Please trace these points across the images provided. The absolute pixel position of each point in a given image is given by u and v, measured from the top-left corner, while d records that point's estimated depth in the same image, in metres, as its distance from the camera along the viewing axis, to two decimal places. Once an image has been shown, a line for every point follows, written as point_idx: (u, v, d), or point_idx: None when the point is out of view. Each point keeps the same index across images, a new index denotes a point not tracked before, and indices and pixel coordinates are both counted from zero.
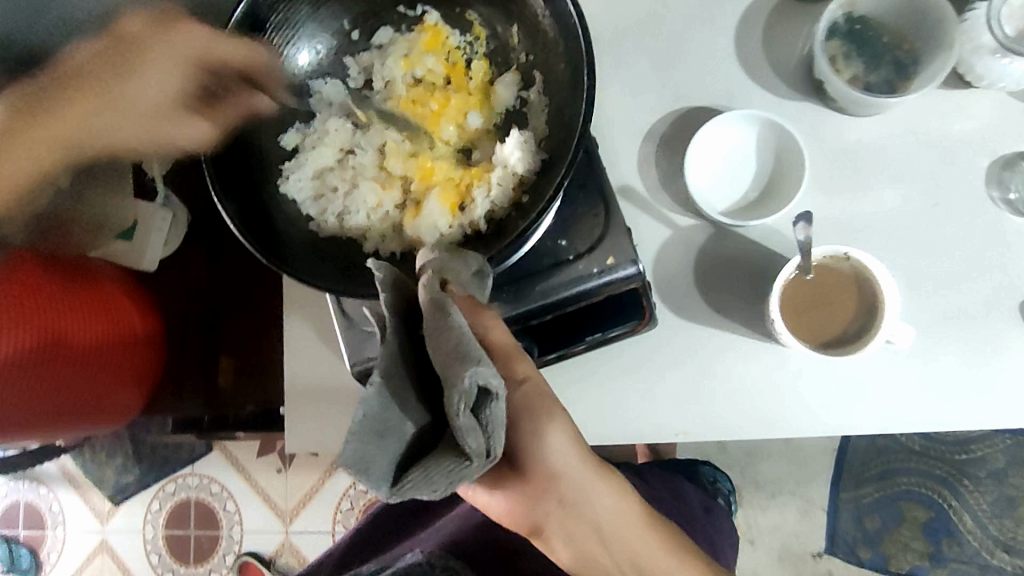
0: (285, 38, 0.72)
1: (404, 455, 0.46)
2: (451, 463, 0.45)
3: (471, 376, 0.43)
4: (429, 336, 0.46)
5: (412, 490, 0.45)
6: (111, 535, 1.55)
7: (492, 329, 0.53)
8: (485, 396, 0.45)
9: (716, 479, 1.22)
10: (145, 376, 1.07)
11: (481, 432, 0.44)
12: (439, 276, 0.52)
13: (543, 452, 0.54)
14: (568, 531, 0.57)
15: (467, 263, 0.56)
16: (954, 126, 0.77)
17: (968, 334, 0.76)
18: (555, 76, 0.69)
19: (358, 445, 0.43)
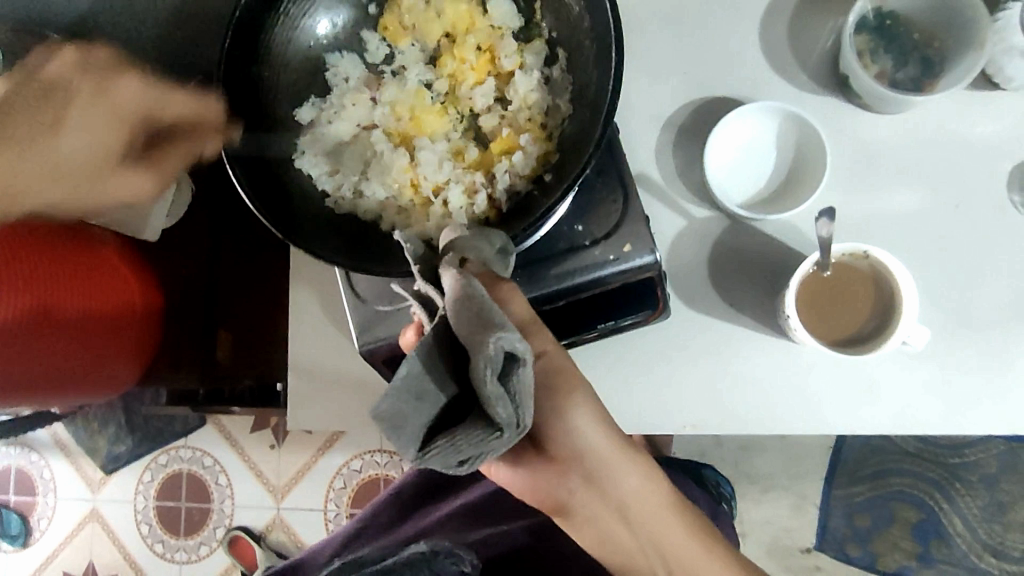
0: (302, 8, 0.70)
1: (434, 421, 0.46)
2: (480, 433, 0.44)
3: (498, 343, 0.42)
4: (454, 305, 0.46)
5: (442, 454, 0.45)
6: (101, 503, 1.55)
7: (513, 301, 0.52)
8: (512, 363, 0.44)
9: (719, 482, 1.23)
10: (143, 350, 1.05)
11: (509, 400, 0.44)
12: (458, 257, 0.51)
13: (557, 436, 0.54)
14: (576, 517, 0.57)
15: (494, 241, 0.53)
16: (977, 127, 0.76)
17: (979, 338, 0.75)
18: (580, 54, 0.67)
19: (395, 403, 0.44)
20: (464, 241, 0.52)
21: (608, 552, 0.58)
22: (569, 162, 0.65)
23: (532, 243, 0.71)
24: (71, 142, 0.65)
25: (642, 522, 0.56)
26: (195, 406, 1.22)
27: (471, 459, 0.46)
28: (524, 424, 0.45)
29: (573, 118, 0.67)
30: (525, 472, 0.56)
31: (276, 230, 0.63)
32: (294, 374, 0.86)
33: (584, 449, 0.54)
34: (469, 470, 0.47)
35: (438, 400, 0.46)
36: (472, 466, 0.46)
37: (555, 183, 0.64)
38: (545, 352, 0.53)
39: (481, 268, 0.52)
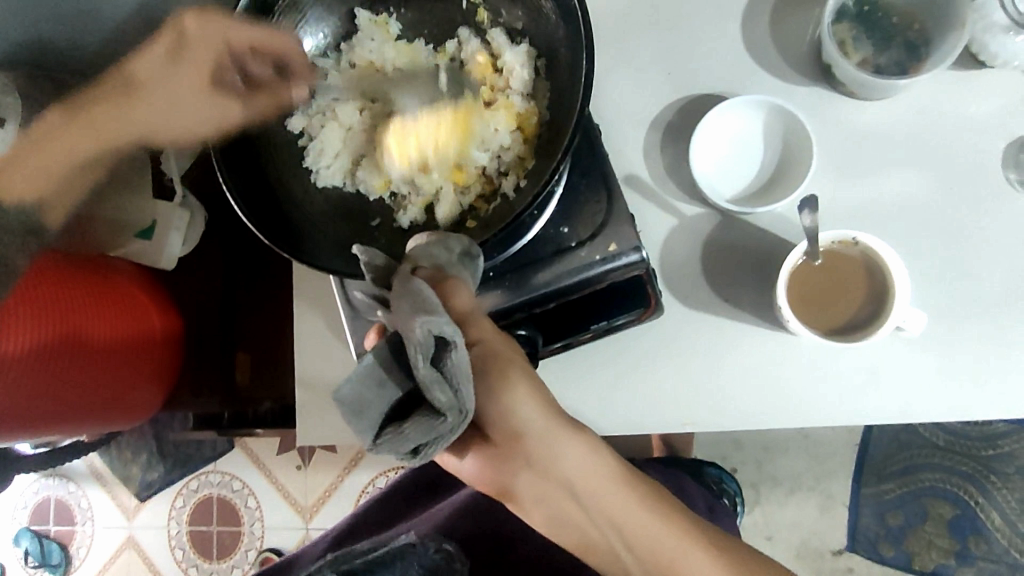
0: (292, 20, 0.74)
1: (390, 413, 0.51)
2: (427, 419, 0.49)
3: (422, 327, 0.48)
4: (396, 300, 0.52)
5: (393, 443, 0.50)
6: (137, 530, 1.59)
7: (454, 296, 0.56)
8: (445, 347, 0.50)
9: (722, 479, 1.22)
10: (161, 374, 1.11)
11: (447, 384, 0.49)
12: (411, 263, 0.58)
13: (534, 429, 0.55)
14: (556, 513, 0.59)
15: (451, 246, 0.60)
16: (969, 108, 0.76)
17: (985, 322, 0.74)
18: (557, 62, 0.70)
19: (355, 387, 0.51)
20: (418, 249, 0.59)
21: (589, 544, 0.59)
22: (545, 167, 0.68)
23: (519, 248, 0.72)
24: (187, 113, 0.69)
25: (619, 515, 0.56)
26: (219, 429, 1.28)
27: (424, 446, 0.50)
28: (468, 407, 0.50)
29: (550, 125, 0.70)
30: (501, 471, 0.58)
31: (267, 239, 0.65)
32: (303, 390, 0.88)
33: (553, 440, 0.56)
34: (425, 461, 0.52)
35: (391, 394, 0.51)
36: (426, 455, 0.51)
37: (532, 187, 0.67)
38: (481, 340, 0.56)
39: (433, 269, 0.58)
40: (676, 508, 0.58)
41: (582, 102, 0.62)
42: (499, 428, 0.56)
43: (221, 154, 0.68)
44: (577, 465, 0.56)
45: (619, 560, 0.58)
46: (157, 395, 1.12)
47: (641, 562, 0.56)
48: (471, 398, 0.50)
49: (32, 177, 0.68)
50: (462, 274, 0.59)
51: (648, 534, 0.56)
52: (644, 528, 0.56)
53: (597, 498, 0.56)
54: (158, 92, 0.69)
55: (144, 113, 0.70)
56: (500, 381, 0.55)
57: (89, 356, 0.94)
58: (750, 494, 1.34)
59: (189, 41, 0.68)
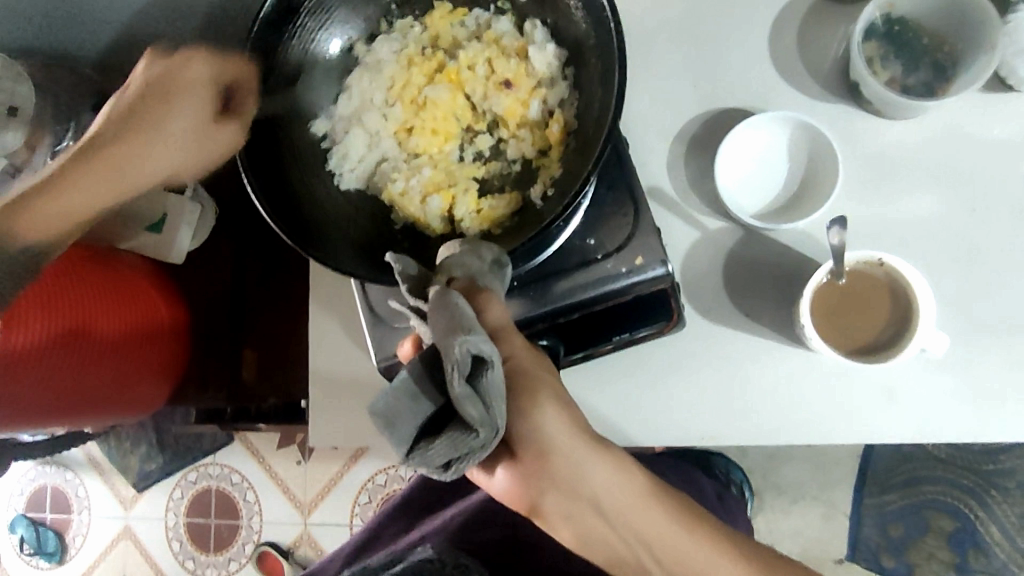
0: (318, 21, 0.72)
1: (422, 427, 0.52)
2: (459, 435, 0.50)
3: (461, 345, 0.48)
4: (431, 314, 0.52)
5: (424, 459, 0.51)
6: (135, 521, 1.58)
7: (486, 309, 0.56)
8: (480, 366, 0.50)
9: (729, 471, 1.24)
10: (166, 369, 1.10)
11: (481, 401, 0.49)
12: (445, 275, 0.59)
13: (564, 446, 0.56)
14: (582, 531, 0.58)
15: (482, 255, 0.61)
16: (993, 130, 0.76)
17: (1002, 343, 0.74)
18: (586, 70, 0.69)
19: (389, 400, 0.51)
20: (452, 260, 0.60)
21: (615, 556, 0.59)
22: (573, 177, 0.67)
23: (544, 259, 0.73)
24: (166, 147, 0.62)
25: (641, 527, 0.58)
26: (222, 424, 1.26)
27: (455, 461, 0.51)
28: (500, 425, 0.50)
29: (579, 134, 0.69)
30: (530, 487, 0.57)
31: (292, 242, 0.65)
32: (316, 391, 0.87)
33: (580, 457, 0.56)
34: (455, 476, 0.53)
35: (425, 409, 0.51)
36: (457, 468, 0.52)
37: (560, 197, 0.67)
38: (512, 356, 0.56)
39: (467, 281, 0.58)
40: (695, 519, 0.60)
41: (613, 115, 0.62)
42: (530, 446, 0.56)
43: (247, 155, 0.67)
44: (602, 484, 0.57)
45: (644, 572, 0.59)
46: (160, 390, 1.11)
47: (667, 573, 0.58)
48: (503, 415, 0.51)
49: (31, 224, 0.61)
50: (495, 284, 0.60)
51: (670, 543, 0.58)
52: (665, 538, 0.58)
53: (620, 511, 0.57)
54: (159, 128, 0.61)
55: (145, 154, 0.62)
56: (529, 398, 0.55)
57: (96, 346, 0.93)
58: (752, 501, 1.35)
59: (177, 75, 0.62)
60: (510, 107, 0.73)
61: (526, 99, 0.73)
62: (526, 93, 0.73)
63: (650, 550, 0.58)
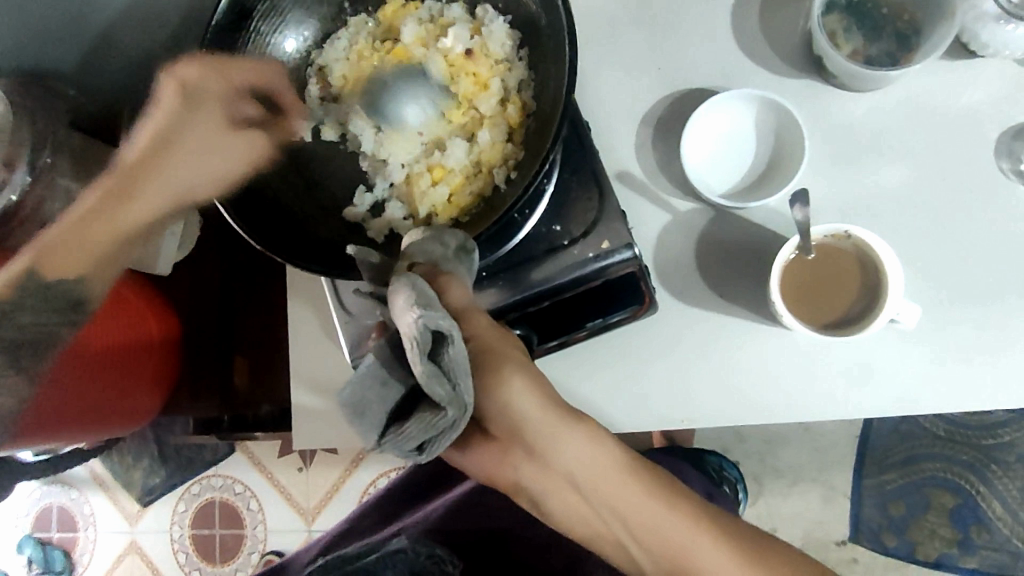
0: (273, 24, 0.73)
1: (391, 413, 0.52)
2: (428, 416, 0.49)
3: (418, 321, 0.48)
4: (393, 297, 0.53)
5: (396, 443, 0.50)
6: (140, 535, 1.59)
7: (449, 291, 0.57)
8: (441, 343, 0.49)
9: (722, 467, 1.22)
10: (156, 378, 1.10)
11: (446, 380, 0.48)
12: (405, 261, 0.59)
13: (536, 428, 0.55)
14: (557, 507, 0.58)
15: (446, 241, 0.60)
16: (961, 98, 0.75)
17: (982, 311, 0.74)
18: (540, 50, 0.69)
19: (356, 389, 0.52)
20: (414, 246, 0.59)
21: (595, 534, 0.58)
22: (533, 156, 0.66)
23: (510, 248, 0.72)
24: (196, 160, 0.64)
25: (619, 502, 0.55)
26: (219, 433, 1.22)
27: (427, 444, 0.50)
28: (468, 404, 0.49)
29: (537, 114, 0.69)
30: (503, 463, 0.58)
31: (262, 246, 0.65)
32: (301, 393, 0.87)
33: (549, 431, 0.55)
34: (430, 459, 0.51)
35: (393, 392, 0.52)
36: (431, 450, 0.50)
37: (521, 178, 0.66)
38: (474, 336, 0.57)
39: (428, 265, 0.58)
40: (684, 499, 0.57)
41: (567, 92, 0.62)
42: (499, 424, 0.56)
43: None
44: (575, 458, 0.55)
45: (623, 549, 0.57)
46: (151, 399, 1.12)
47: (649, 553, 0.55)
48: (472, 393, 0.49)
49: (62, 262, 0.66)
50: (459, 269, 0.59)
51: (648, 521, 0.55)
52: (644, 514, 0.55)
53: (595, 486, 0.55)
54: (181, 139, 0.64)
55: (174, 172, 0.64)
56: (493, 375, 0.55)
57: (85, 361, 0.93)
58: (752, 487, 1.34)
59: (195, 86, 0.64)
60: (467, 87, 0.73)
61: (484, 77, 0.73)
62: (484, 72, 0.73)
63: (627, 527, 0.56)
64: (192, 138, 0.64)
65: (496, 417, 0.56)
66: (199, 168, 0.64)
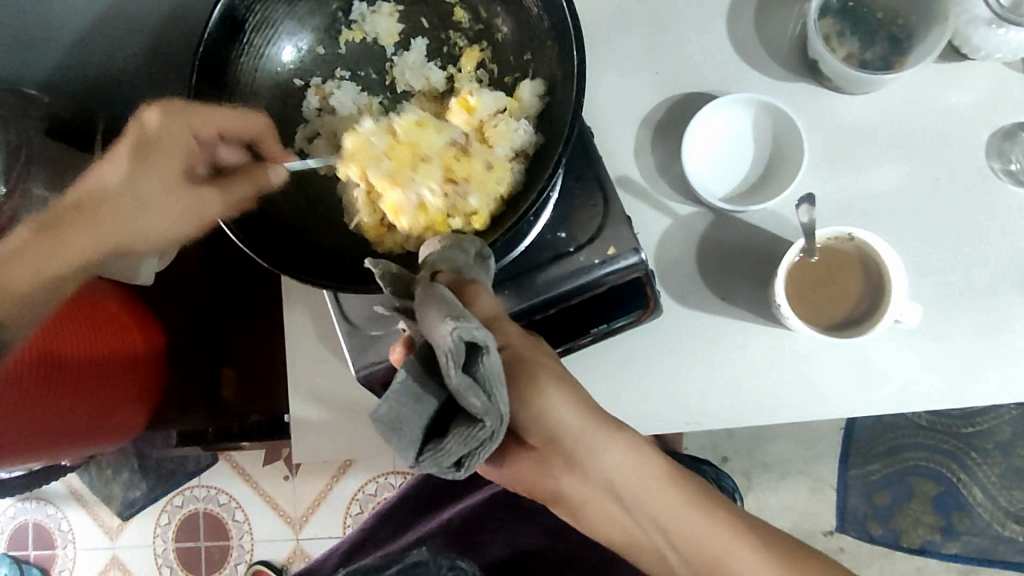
0: (265, 36, 0.69)
1: (427, 429, 0.52)
2: (466, 430, 0.50)
3: (455, 333, 0.47)
4: (423, 307, 0.52)
5: (435, 460, 0.51)
6: (121, 550, 1.54)
7: (477, 301, 0.56)
8: (476, 352, 0.49)
9: (719, 477, 1.21)
10: (146, 395, 1.06)
11: (481, 390, 0.49)
12: (432, 269, 0.57)
13: (570, 434, 0.55)
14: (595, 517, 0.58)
15: (466, 248, 0.60)
16: (951, 100, 0.77)
17: (973, 309, 0.75)
18: (544, 54, 0.67)
19: (391, 405, 0.51)
20: (437, 254, 0.58)
21: (627, 541, 0.58)
22: (541, 163, 0.65)
23: (516, 255, 0.72)
24: (151, 220, 0.68)
25: (658, 510, 0.56)
26: (204, 445, 1.20)
27: (466, 458, 0.51)
28: (504, 411, 0.50)
29: (542, 120, 0.68)
30: (542, 473, 0.58)
31: (269, 264, 0.63)
32: (297, 405, 0.85)
33: (591, 441, 0.55)
34: (468, 472, 0.53)
35: (429, 407, 0.51)
36: (469, 466, 0.52)
37: (532, 183, 0.65)
38: (509, 345, 0.56)
39: (453, 274, 0.57)
40: (713, 504, 0.57)
41: (576, 99, 0.61)
42: (537, 432, 0.56)
43: None
44: (616, 469, 0.56)
45: (665, 560, 0.57)
46: (141, 417, 1.07)
47: (686, 561, 0.56)
48: (506, 399, 0.50)
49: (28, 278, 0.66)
50: (481, 276, 0.59)
51: (686, 526, 0.55)
52: (681, 521, 0.56)
53: (635, 496, 0.56)
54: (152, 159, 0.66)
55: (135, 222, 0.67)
56: (529, 385, 0.54)
57: (67, 380, 0.91)
58: (742, 481, 1.36)
59: (155, 131, 0.66)
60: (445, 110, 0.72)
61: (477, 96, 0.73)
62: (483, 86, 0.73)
63: (668, 536, 0.56)
64: (177, 134, 0.65)
65: (533, 425, 0.56)
66: (138, 225, 0.68)
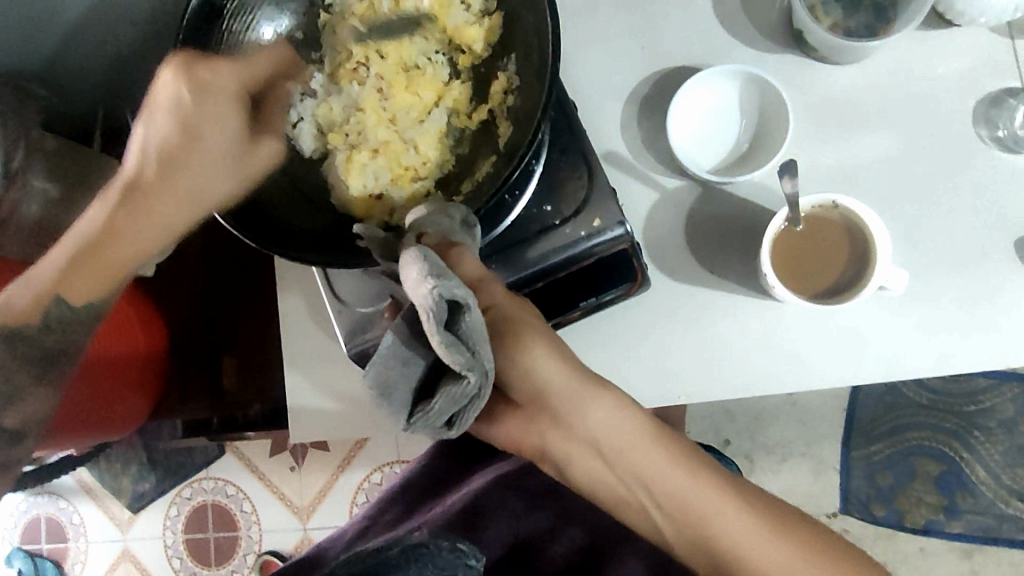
0: (244, 22, 0.69)
1: (417, 391, 0.54)
2: (453, 388, 0.51)
3: (434, 292, 0.49)
4: (406, 268, 0.53)
5: (426, 419, 0.53)
6: (133, 542, 1.56)
7: (463, 262, 0.58)
8: (459, 310, 0.51)
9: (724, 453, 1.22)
10: (150, 385, 1.08)
11: (465, 347, 0.50)
12: (416, 231, 0.59)
13: (552, 390, 0.59)
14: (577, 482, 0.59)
15: (451, 213, 0.60)
16: (938, 69, 0.77)
17: (965, 278, 0.75)
18: (521, 24, 0.68)
19: (380, 371, 0.53)
20: (422, 218, 0.59)
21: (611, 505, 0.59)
22: (522, 131, 0.66)
23: (504, 229, 0.72)
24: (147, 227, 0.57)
25: (639, 466, 0.59)
26: (210, 434, 1.20)
27: (456, 415, 0.53)
28: (489, 366, 0.51)
29: (521, 90, 0.68)
30: (529, 430, 0.62)
31: (256, 241, 0.63)
32: (297, 390, 0.86)
33: (578, 396, 0.59)
34: (461, 431, 0.54)
35: (416, 369, 0.53)
36: (460, 423, 0.53)
37: (515, 151, 0.65)
38: (493, 305, 0.60)
39: (438, 237, 0.59)
40: (696, 465, 0.58)
41: (552, 58, 0.61)
42: (523, 390, 0.60)
43: None
44: (600, 424, 0.59)
45: (645, 518, 0.60)
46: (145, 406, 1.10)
47: (671, 518, 0.58)
48: (490, 354, 0.51)
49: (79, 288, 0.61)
50: (468, 241, 0.60)
51: (666, 482, 0.58)
52: (662, 476, 0.58)
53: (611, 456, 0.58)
54: (214, 119, 0.57)
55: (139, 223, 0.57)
56: (513, 342, 0.59)
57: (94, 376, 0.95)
58: (744, 464, 1.34)
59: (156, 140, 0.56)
60: (431, 73, 0.73)
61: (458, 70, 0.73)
62: (466, 55, 0.73)
63: (650, 495, 0.59)
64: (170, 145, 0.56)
65: (521, 384, 0.60)
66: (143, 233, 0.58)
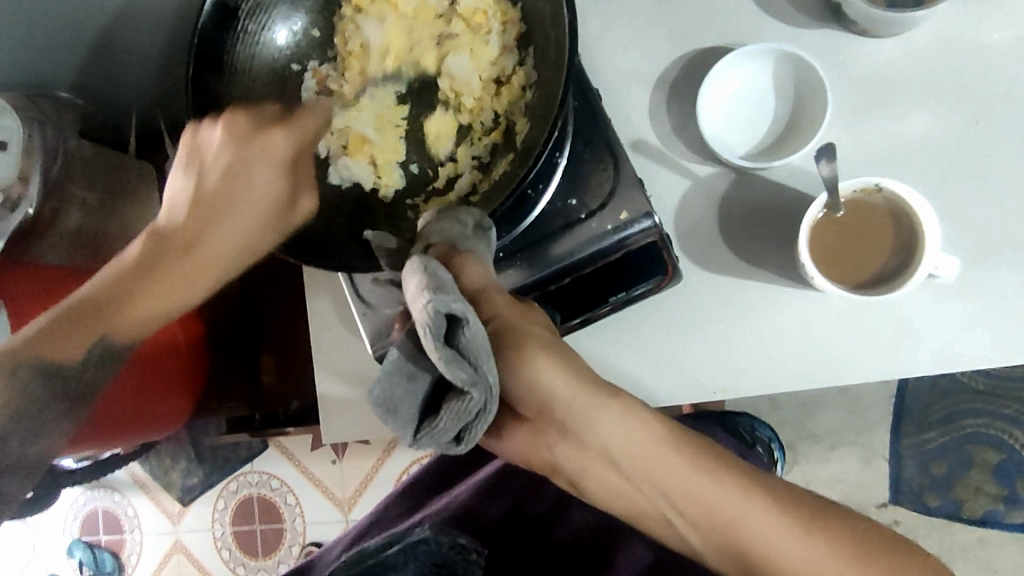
0: (259, 22, 0.69)
1: (423, 408, 0.53)
2: (457, 403, 0.50)
3: (430, 306, 0.49)
4: (408, 281, 0.54)
5: (432, 437, 0.52)
6: (184, 534, 1.61)
7: (466, 272, 0.58)
8: (458, 325, 0.50)
9: (754, 429, 1.19)
10: (187, 386, 1.09)
11: (467, 362, 0.49)
12: (422, 243, 0.60)
13: (566, 397, 0.57)
14: (604, 483, 0.59)
15: (463, 219, 0.61)
16: (992, 36, 0.71)
17: (1022, 261, 0.70)
18: (539, 15, 0.66)
19: (384, 387, 0.53)
20: (431, 227, 0.60)
21: (640, 507, 0.58)
22: (539, 126, 0.64)
23: (526, 226, 0.71)
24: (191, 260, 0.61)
25: (660, 474, 0.57)
26: (251, 431, 1.22)
27: (464, 432, 0.52)
28: (492, 381, 0.50)
29: (539, 84, 0.66)
30: (537, 444, 0.60)
31: (271, 247, 0.63)
32: (327, 388, 0.87)
33: (587, 409, 0.56)
34: (469, 447, 0.53)
35: (422, 383, 0.52)
36: (467, 441, 0.52)
37: (531, 148, 0.63)
38: (496, 315, 0.58)
39: (445, 245, 0.59)
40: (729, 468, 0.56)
41: (568, 52, 0.60)
42: (532, 400, 0.58)
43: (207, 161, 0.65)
44: (615, 431, 0.57)
45: (670, 525, 0.58)
46: (184, 406, 1.10)
47: (697, 522, 0.56)
48: (494, 368, 0.51)
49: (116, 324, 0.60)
50: (478, 247, 0.60)
51: (692, 490, 0.56)
52: (689, 481, 0.56)
53: (637, 461, 0.57)
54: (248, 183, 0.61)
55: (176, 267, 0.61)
56: (519, 355, 0.56)
57: None
58: (787, 455, 1.30)
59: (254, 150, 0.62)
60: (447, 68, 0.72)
61: (471, 62, 0.72)
62: (479, 38, 0.71)
63: (679, 499, 0.57)
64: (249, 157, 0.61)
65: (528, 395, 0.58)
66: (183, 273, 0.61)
